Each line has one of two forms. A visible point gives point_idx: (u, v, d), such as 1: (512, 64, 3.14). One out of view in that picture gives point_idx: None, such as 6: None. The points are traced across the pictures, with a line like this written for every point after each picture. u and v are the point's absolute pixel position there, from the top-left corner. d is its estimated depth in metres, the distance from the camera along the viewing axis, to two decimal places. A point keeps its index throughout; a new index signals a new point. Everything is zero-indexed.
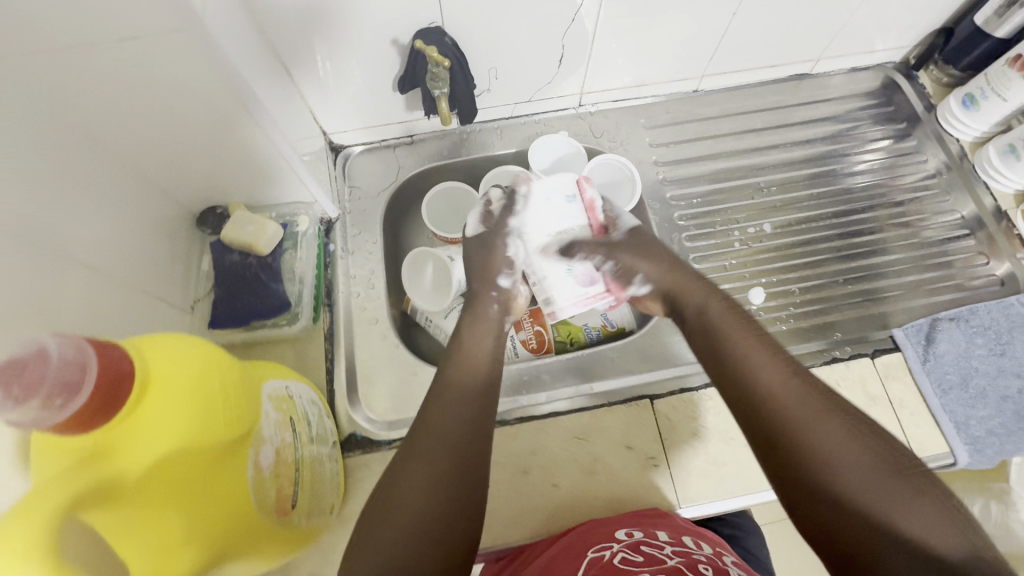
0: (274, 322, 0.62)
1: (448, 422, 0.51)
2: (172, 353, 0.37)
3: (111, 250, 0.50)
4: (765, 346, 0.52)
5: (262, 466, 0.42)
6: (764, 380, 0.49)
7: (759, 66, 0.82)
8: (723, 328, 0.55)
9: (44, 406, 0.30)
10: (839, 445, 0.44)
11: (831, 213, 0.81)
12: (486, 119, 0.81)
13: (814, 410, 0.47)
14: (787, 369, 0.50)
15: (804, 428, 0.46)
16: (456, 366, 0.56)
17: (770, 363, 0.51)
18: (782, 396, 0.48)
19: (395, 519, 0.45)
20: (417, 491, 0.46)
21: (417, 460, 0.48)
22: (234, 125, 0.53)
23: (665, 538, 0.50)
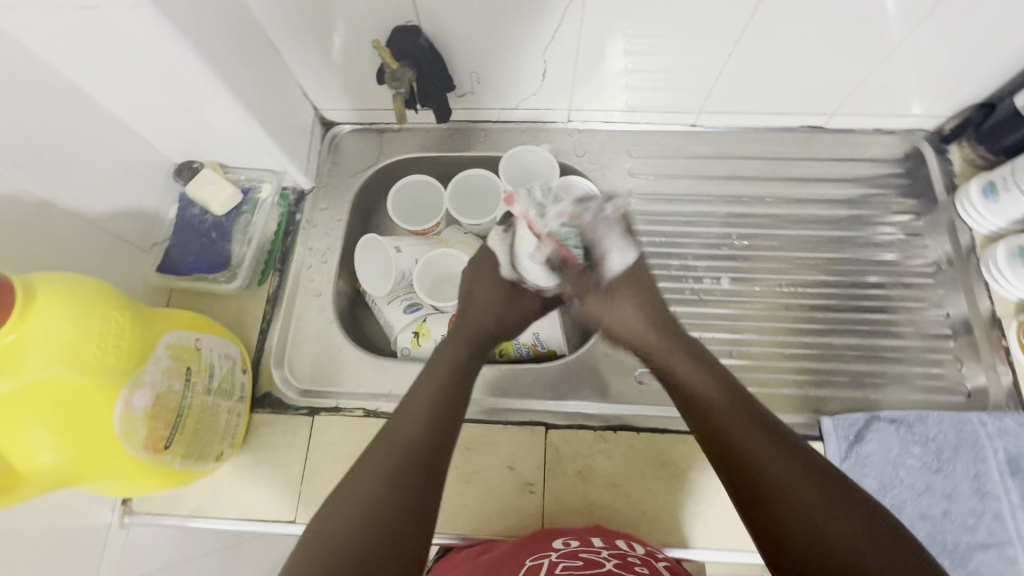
0: (212, 277, 0.67)
1: (415, 424, 0.51)
2: (60, 293, 0.43)
3: (75, 187, 0.57)
4: (741, 402, 0.52)
5: (134, 406, 0.47)
6: (749, 444, 0.49)
7: (765, 111, 0.77)
8: (695, 381, 0.54)
9: None
10: (822, 503, 0.45)
11: (806, 281, 0.75)
12: (472, 119, 0.82)
13: (793, 467, 0.47)
14: (756, 427, 0.50)
15: (789, 490, 0.46)
16: (429, 376, 0.56)
17: (747, 421, 0.50)
18: (765, 461, 0.47)
19: (359, 508, 0.45)
20: (370, 485, 0.46)
21: (385, 456, 0.48)
22: (204, 96, 0.58)
23: (600, 544, 0.54)
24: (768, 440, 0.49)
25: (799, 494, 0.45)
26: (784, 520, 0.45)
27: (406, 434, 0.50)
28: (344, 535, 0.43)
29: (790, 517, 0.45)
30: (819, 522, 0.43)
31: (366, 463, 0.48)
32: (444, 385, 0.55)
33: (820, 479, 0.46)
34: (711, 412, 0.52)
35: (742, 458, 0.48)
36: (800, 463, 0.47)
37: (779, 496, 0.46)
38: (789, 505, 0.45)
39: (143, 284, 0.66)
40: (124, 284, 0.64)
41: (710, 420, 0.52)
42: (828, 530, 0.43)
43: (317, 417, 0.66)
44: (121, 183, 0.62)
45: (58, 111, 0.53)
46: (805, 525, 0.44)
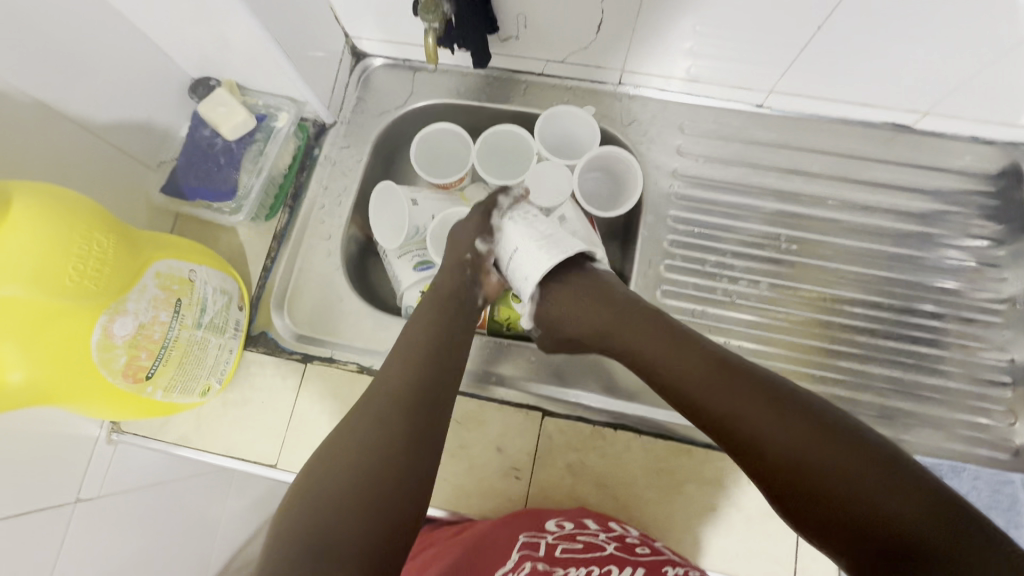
0: (217, 207, 0.63)
1: (393, 392, 0.50)
2: (39, 203, 0.40)
3: (78, 91, 0.53)
4: (694, 355, 0.50)
5: (114, 333, 0.45)
6: (708, 400, 0.47)
7: (846, 100, 0.67)
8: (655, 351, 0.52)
9: None
10: (807, 442, 0.42)
11: (854, 299, 0.68)
12: (513, 69, 0.74)
13: (761, 411, 0.44)
14: (714, 374, 0.48)
15: (786, 445, 0.42)
16: (406, 341, 0.55)
17: (702, 372, 0.48)
18: (739, 419, 0.45)
19: (347, 468, 0.45)
20: (353, 454, 0.45)
21: (370, 424, 0.47)
22: (219, 7, 0.52)
23: (596, 525, 0.53)
24: (730, 387, 0.46)
25: (777, 439, 0.43)
26: (789, 484, 0.41)
27: (389, 399, 0.50)
28: (328, 503, 0.42)
29: (783, 467, 0.42)
30: (808, 460, 0.41)
31: (354, 426, 0.48)
32: (427, 348, 0.54)
33: (785, 408, 0.44)
34: (676, 377, 0.49)
35: (713, 421, 0.46)
36: (766, 402, 0.45)
37: (766, 450, 0.43)
38: (779, 459, 0.42)
39: (148, 203, 0.63)
40: (129, 200, 0.61)
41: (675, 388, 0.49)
42: (821, 473, 0.41)
43: (309, 365, 0.64)
44: (129, 93, 0.58)
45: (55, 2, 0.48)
46: (822, 483, 0.40)
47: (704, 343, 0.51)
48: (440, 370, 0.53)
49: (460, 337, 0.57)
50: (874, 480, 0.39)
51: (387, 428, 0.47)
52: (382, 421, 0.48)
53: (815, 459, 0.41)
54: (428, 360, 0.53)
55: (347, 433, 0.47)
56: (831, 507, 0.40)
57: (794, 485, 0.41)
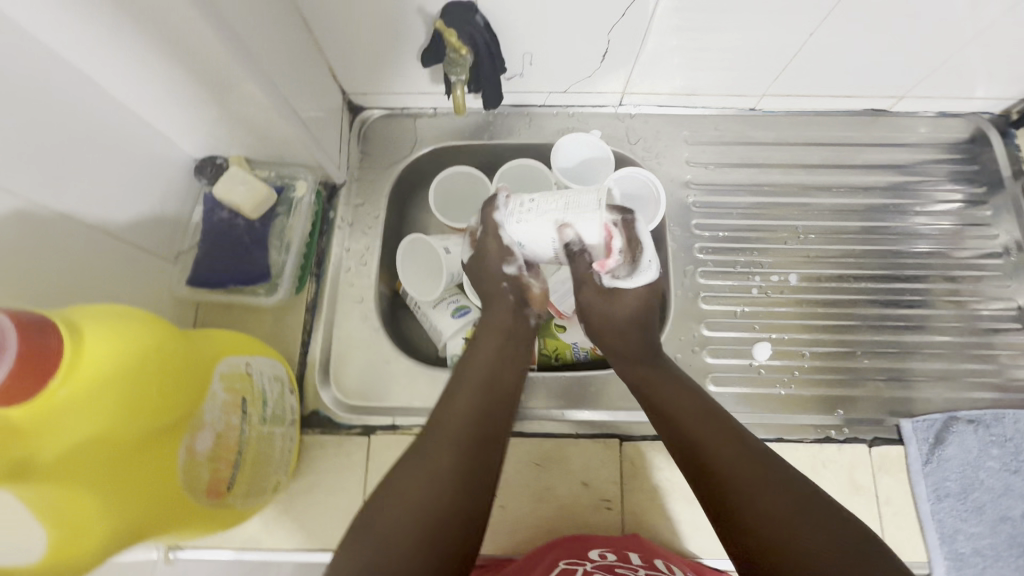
0: (251, 290, 0.61)
1: (464, 418, 0.48)
2: (112, 328, 0.37)
3: (93, 196, 0.49)
4: (690, 396, 0.51)
5: (196, 450, 0.42)
6: (691, 428, 0.48)
7: (831, 94, 0.72)
8: (656, 377, 0.54)
9: None
10: (762, 489, 0.42)
11: (871, 276, 0.72)
12: (515, 104, 0.75)
13: (744, 454, 0.45)
14: (706, 415, 0.48)
15: (756, 492, 0.42)
16: (474, 363, 0.53)
17: (693, 408, 0.49)
18: (710, 450, 0.46)
19: (409, 496, 0.43)
20: (422, 482, 0.44)
21: (437, 452, 0.46)
22: (235, 87, 0.50)
23: (637, 560, 0.50)
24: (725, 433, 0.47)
25: (742, 477, 0.43)
26: (744, 521, 0.41)
27: (449, 427, 0.47)
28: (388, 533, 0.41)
29: (729, 495, 0.43)
30: (755, 498, 0.42)
31: (415, 454, 0.46)
32: (488, 369, 0.53)
33: (765, 465, 0.44)
34: (665, 401, 0.51)
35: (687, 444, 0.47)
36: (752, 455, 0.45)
37: (722, 479, 0.44)
38: (734, 491, 0.43)
39: (171, 298, 0.60)
40: (152, 300, 0.57)
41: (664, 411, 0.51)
42: (763, 514, 0.41)
43: (373, 436, 0.62)
44: (138, 186, 0.55)
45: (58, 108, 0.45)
46: (779, 535, 0.40)
47: (709, 398, 0.51)
48: (499, 396, 0.52)
49: (517, 363, 0.56)
50: (823, 540, 0.39)
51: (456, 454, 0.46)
52: (451, 447, 0.46)
53: (773, 509, 0.41)
54: (490, 387, 0.51)
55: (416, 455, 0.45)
56: (762, 546, 0.40)
57: (735, 517, 0.42)
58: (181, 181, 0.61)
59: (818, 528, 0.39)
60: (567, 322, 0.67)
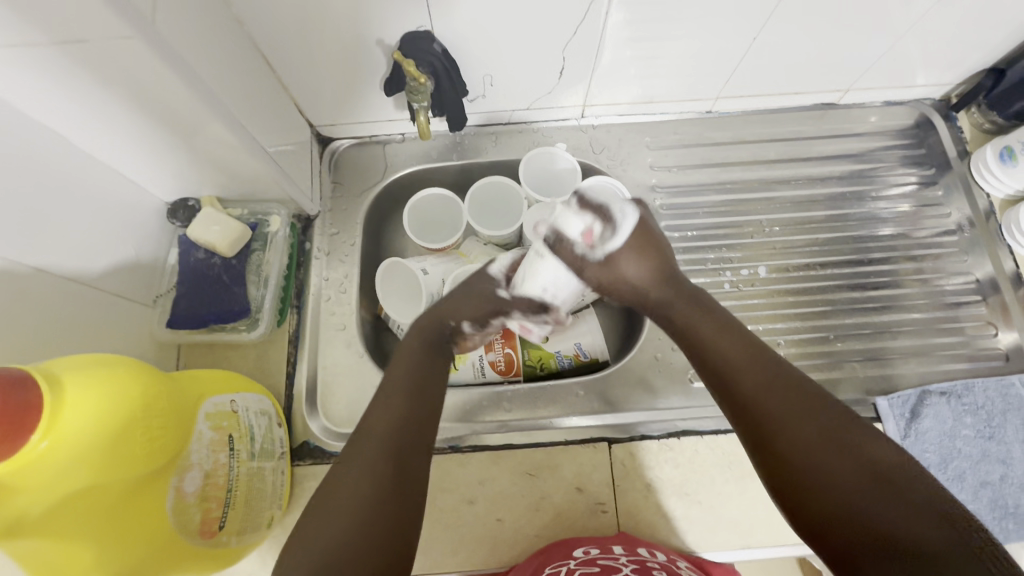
0: (233, 327, 0.62)
1: (386, 428, 0.49)
2: (92, 376, 0.37)
3: (68, 247, 0.50)
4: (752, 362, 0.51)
5: (185, 492, 0.42)
6: (750, 395, 0.49)
7: (780, 92, 0.76)
8: (713, 341, 0.53)
9: None
10: (825, 460, 0.44)
11: (836, 262, 0.75)
12: (481, 124, 0.77)
13: (783, 396, 0.48)
14: (771, 384, 0.49)
15: (794, 433, 0.46)
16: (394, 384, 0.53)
17: (758, 377, 0.49)
18: (774, 420, 0.47)
19: (341, 518, 0.43)
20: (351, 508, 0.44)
21: (357, 470, 0.46)
22: (202, 129, 0.51)
23: (621, 551, 0.54)
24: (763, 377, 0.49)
25: (803, 445, 0.45)
26: (789, 461, 0.45)
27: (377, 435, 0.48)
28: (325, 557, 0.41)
29: (794, 464, 0.45)
30: (828, 474, 0.43)
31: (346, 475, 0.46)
32: (411, 384, 0.53)
33: (839, 441, 0.44)
34: (722, 366, 0.51)
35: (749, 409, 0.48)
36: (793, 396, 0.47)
37: (784, 445, 0.45)
38: (793, 457, 0.45)
39: (152, 342, 0.60)
40: (133, 345, 0.57)
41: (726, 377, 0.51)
42: (825, 482, 0.43)
43: None
44: (111, 233, 0.55)
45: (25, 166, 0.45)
46: (818, 470, 0.43)
47: (774, 362, 0.50)
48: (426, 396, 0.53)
49: (436, 373, 0.56)
50: (886, 506, 0.40)
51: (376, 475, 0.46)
52: (373, 465, 0.46)
53: (811, 446, 0.45)
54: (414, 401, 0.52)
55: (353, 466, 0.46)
56: (799, 482, 0.44)
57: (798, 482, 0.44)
58: (155, 225, 0.62)
59: (848, 461, 0.43)
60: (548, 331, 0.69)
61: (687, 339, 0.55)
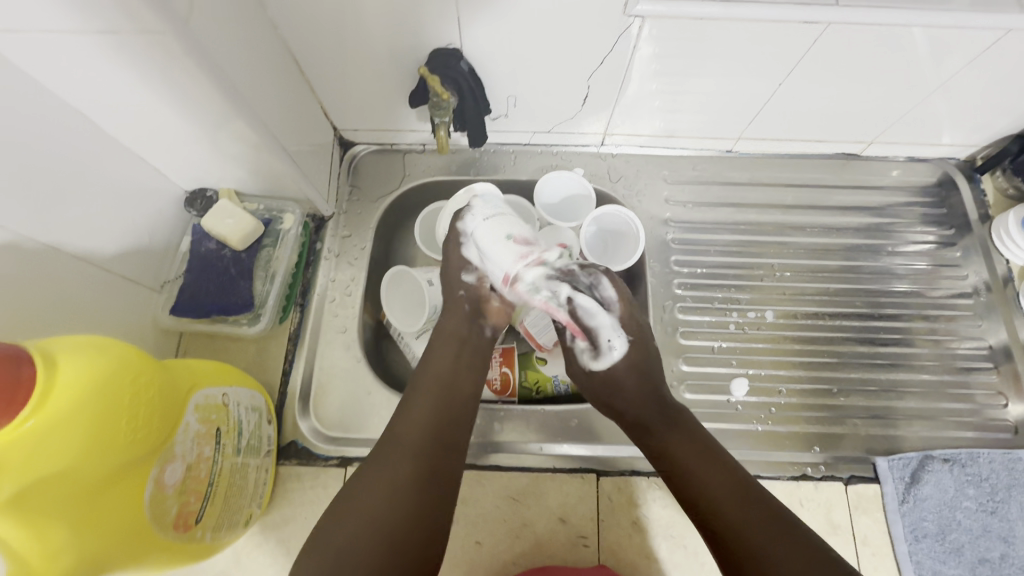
0: (234, 319, 0.63)
1: (414, 428, 0.51)
2: (86, 356, 0.37)
3: (86, 228, 0.51)
4: (695, 446, 0.52)
5: (165, 483, 0.42)
6: (697, 481, 0.49)
7: (803, 139, 0.75)
8: (684, 448, 0.52)
9: None
10: (777, 546, 0.44)
11: (847, 314, 0.74)
12: (501, 142, 0.78)
13: (753, 508, 0.46)
14: (695, 448, 0.52)
15: (770, 550, 0.44)
16: (423, 379, 0.56)
17: (701, 463, 0.50)
18: (727, 508, 0.47)
19: (360, 509, 0.46)
20: (371, 509, 0.46)
21: (379, 465, 0.49)
22: (224, 124, 0.52)
23: None
24: (735, 491, 0.48)
25: (747, 521, 0.46)
26: (758, 570, 0.43)
27: (401, 438, 0.50)
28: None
29: (749, 545, 0.44)
30: None
31: (366, 471, 0.49)
32: (445, 381, 0.55)
33: (813, 558, 0.43)
34: (695, 478, 0.50)
35: (701, 500, 0.48)
36: (763, 510, 0.46)
37: (736, 532, 0.45)
38: (742, 539, 0.45)
39: (154, 327, 0.60)
40: (135, 328, 0.58)
41: (675, 470, 0.51)
42: (779, 562, 0.43)
43: (350, 468, 0.62)
44: (127, 216, 0.56)
45: (47, 143, 0.46)
46: None
47: (720, 448, 0.52)
48: (457, 395, 0.55)
49: (472, 367, 0.58)
50: None
51: (403, 474, 0.48)
52: (395, 458, 0.49)
53: (781, 560, 0.43)
54: (443, 395, 0.54)
55: (371, 479, 0.48)
56: None
57: (747, 566, 0.44)
58: (172, 211, 0.63)
59: None
60: (547, 355, 0.67)
61: (664, 454, 0.53)
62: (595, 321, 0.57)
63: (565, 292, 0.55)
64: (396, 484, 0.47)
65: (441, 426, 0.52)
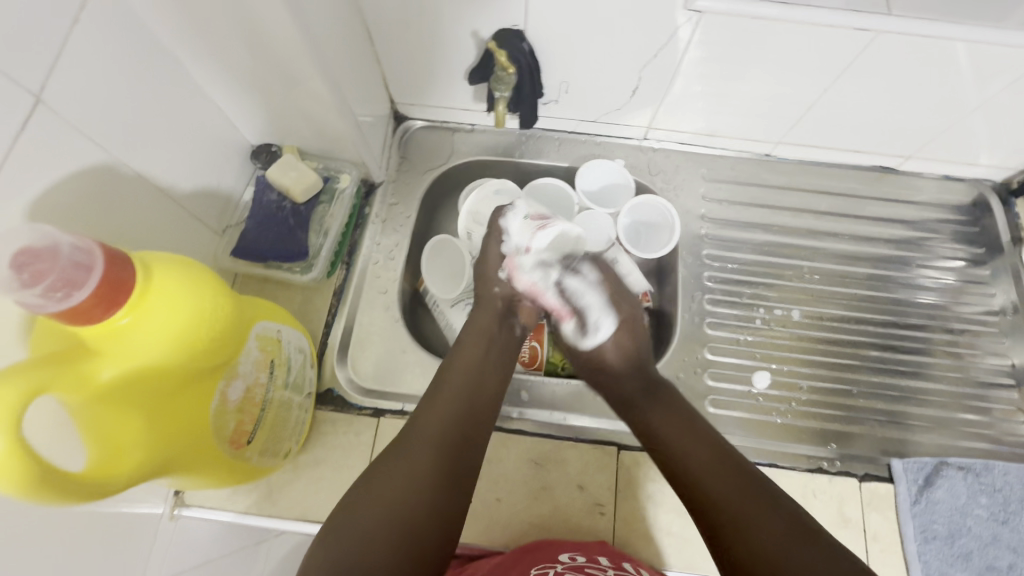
0: (288, 267, 0.66)
1: (438, 422, 0.52)
2: (176, 267, 0.41)
3: (169, 164, 0.55)
4: (685, 424, 0.54)
5: (228, 398, 0.46)
6: (684, 454, 0.51)
7: (842, 148, 0.77)
8: (670, 425, 0.54)
9: (45, 294, 0.33)
10: (760, 517, 0.46)
11: (871, 321, 0.75)
12: (547, 128, 0.81)
13: (737, 478, 0.49)
14: (678, 422, 0.55)
15: (751, 519, 0.46)
16: (450, 374, 0.57)
17: (687, 438, 0.53)
18: (710, 481, 0.49)
19: (382, 498, 0.46)
20: (393, 501, 0.46)
21: (401, 457, 0.49)
22: (303, 81, 0.56)
23: (606, 562, 0.53)
24: (723, 464, 0.50)
25: (729, 493, 0.48)
26: (737, 537, 0.45)
27: (424, 431, 0.51)
28: (351, 556, 0.42)
29: (734, 515, 0.46)
30: (780, 555, 0.43)
31: (387, 463, 0.49)
32: (471, 378, 0.57)
33: (797, 531, 0.45)
34: (682, 453, 0.52)
35: (686, 470, 0.50)
36: (747, 483, 0.48)
37: (718, 504, 0.47)
38: (726, 510, 0.47)
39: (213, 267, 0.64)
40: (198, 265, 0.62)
41: (662, 444, 0.53)
42: (761, 532, 0.45)
43: (383, 419, 0.65)
44: (203, 160, 0.60)
45: (147, 78, 0.50)
46: (778, 556, 0.43)
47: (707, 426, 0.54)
48: (481, 392, 0.56)
49: (496, 366, 0.60)
50: (801, 555, 0.43)
51: (426, 466, 0.49)
52: (417, 450, 0.50)
53: (761, 529, 0.45)
54: (467, 390, 0.56)
55: (393, 470, 0.48)
56: (751, 558, 0.44)
57: (729, 535, 0.46)
58: (238, 162, 0.67)
59: (804, 553, 0.43)
60: None
61: (653, 430, 0.55)
62: (583, 300, 0.65)
63: (553, 276, 0.64)
64: (418, 476, 0.48)
65: (465, 422, 0.53)
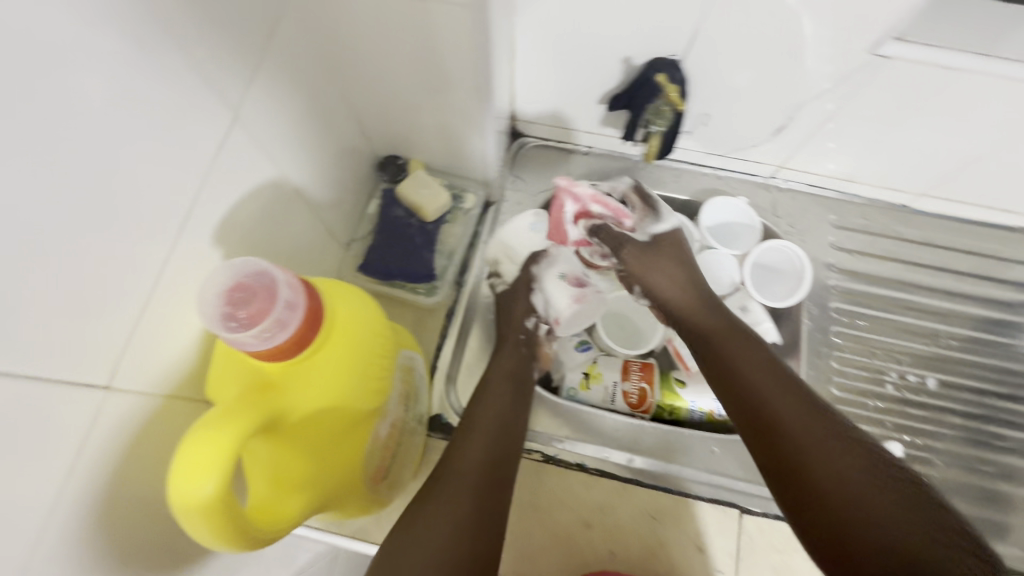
0: (411, 287, 0.65)
1: (473, 462, 0.51)
2: (355, 305, 0.40)
3: (311, 174, 0.54)
4: (775, 376, 0.51)
5: (379, 437, 0.43)
6: (771, 404, 0.49)
7: (992, 207, 0.72)
8: (756, 375, 0.52)
9: (258, 335, 0.32)
10: (854, 478, 0.43)
11: (1012, 397, 0.69)
12: (668, 158, 0.78)
13: (831, 438, 0.46)
14: (767, 370, 0.52)
15: (844, 481, 0.43)
16: (481, 411, 0.57)
17: (777, 389, 0.50)
18: (804, 440, 0.46)
19: (424, 543, 0.45)
20: (435, 545, 0.45)
21: (435, 499, 0.48)
22: (454, 96, 0.53)
23: None
24: (816, 423, 0.47)
25: (822, 451, 0.45)
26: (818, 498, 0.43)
27: (458, 471, 0.51)
28: None
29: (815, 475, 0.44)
30: (867, 516, 0.40)
31: (425, 505, 0.48)
32: (500, 417, 0.56)
33: (904, 495, 0.41)
34: (768, 404, 0.49)
35: (770, 426, 0.48)
36: (845, 441, 0.45)
37: (803, 463, 0.45)
38: (812, 469, 0.44)
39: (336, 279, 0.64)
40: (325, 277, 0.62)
41: (743, 392, 0.51)
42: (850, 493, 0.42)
43: None
44: (336, 172, 0.59)
45: (307, 88, 0.48)
46: (867, 519, 0.40)
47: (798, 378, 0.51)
48: (511, 431, 0.56)
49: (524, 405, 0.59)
50: (903, 517, 0.40)
51: (463, 512, 0.48)
52: (454, 491, 0.49)
53: (854, 488, 0.42)
54: (501, 429, 0.55)
55: (428, 511, 0.47)
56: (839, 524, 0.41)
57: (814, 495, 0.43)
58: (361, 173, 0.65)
59: (908, 513, 0.40)
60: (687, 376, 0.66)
61: (732, 380, 0.53)
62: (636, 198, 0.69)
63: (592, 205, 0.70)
64: (460, 520, 0.47)
65: (500, 463, 0.53)
